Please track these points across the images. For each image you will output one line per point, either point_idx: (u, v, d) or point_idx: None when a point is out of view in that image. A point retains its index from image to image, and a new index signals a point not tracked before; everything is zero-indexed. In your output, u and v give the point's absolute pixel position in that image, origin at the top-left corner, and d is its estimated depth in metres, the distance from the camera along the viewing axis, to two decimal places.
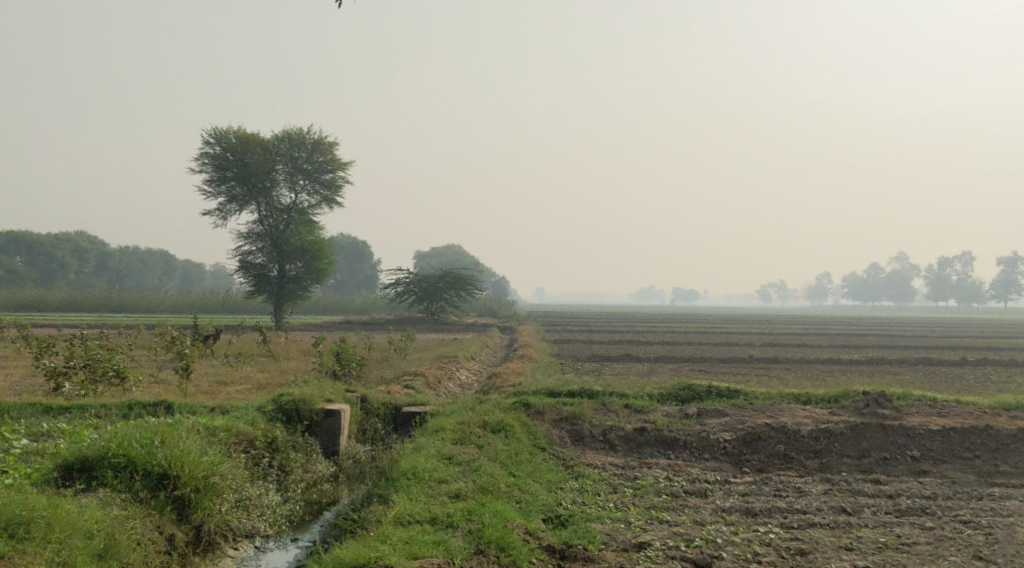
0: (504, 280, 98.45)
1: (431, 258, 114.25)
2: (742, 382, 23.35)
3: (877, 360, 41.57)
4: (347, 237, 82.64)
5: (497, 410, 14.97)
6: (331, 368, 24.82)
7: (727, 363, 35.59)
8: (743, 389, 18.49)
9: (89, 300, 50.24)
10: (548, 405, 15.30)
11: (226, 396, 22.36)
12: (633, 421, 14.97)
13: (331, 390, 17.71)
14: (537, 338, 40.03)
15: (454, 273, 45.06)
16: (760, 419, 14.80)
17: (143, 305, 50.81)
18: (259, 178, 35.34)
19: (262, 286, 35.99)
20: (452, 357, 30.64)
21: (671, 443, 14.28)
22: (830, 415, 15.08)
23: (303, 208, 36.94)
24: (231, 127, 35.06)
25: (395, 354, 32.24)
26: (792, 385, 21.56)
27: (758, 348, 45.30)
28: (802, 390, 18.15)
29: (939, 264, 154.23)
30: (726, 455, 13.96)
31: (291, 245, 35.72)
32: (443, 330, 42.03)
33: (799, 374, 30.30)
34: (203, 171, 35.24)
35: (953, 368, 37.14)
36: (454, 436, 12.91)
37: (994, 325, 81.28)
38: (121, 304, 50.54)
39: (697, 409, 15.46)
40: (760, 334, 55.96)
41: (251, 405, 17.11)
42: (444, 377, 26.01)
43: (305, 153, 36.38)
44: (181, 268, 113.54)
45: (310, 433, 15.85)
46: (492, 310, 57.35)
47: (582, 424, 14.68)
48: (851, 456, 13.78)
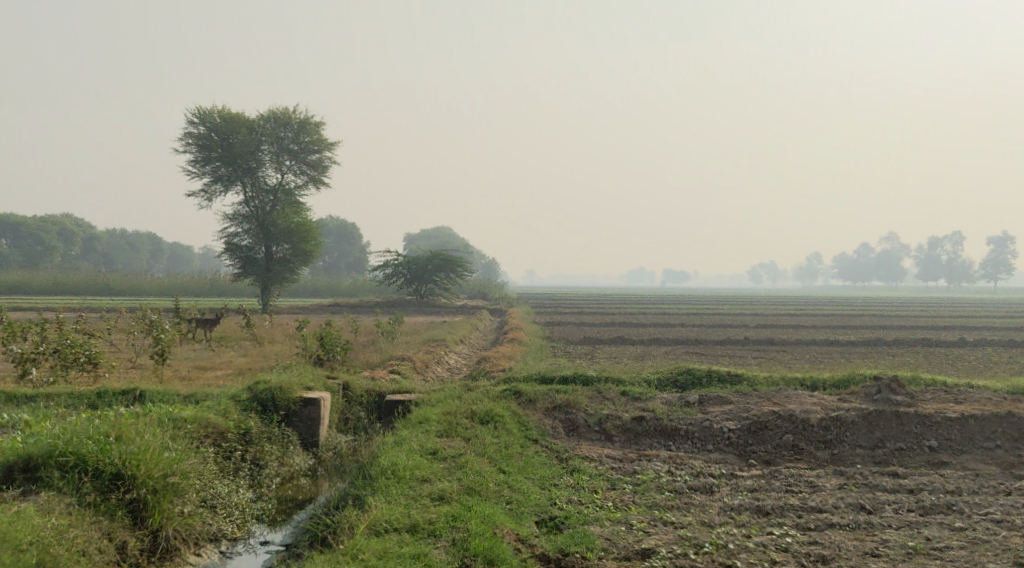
0: (494, 262, 97.53)
1: (421, 240, 113.19)
2: (741, 365, 22.50)
3: (874, 341, 40.84)
4: (336, 219, 81.33)
5: (486, 399, 14.02)
6: (315, 354, 23.88)
7: (723, 346, 34.76)
8: (746, 373, 17.59)
9: (73, 282, 49.05)
10: (541, 393, 14.36)
11: (204, 383, 21.38)
12: (630, 409, 14.05)
13: (312, 377, 16.76)
14: (528, 321, 39.10)
15: (443, 255, 43.99)
16: (766, 406, 13.89)
17: (128, 288, 49.66)
18: (245, 158, 34.24)
19: (249, 269, 34.87)
20: (440, 340, 29.75)
21: (671, 433, 13.37)
22: (840, 402, 14.18)
23: (289, 189, 35.84)
24: (215, 106, 33.89)
25: (382, 337, 31.29)
26: (795, 368, 20.70)
27: (752, 330, 44.56)
28: (809, 375, 17.25)
29: (931, 244, 153.84)
30: (730, 446, 13.07)
31: (278, 226, 34.59)
32: (433, 313, 41.05)
33: (797, 357, 29.47)
34: (187, 151, 34.11)
35: (951, 349, 36.37)
36: (439, 428, 11.96)
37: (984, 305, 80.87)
38: (105, 286, 49.36)
39: (698, 396, 14.55)
40: (754, 315, 55.15)
41: (226, 393, 16.12)
42: (432, 362, 25.08)
43: (291, 132, 35.31)
44: (169, 251, 112.18)
45: (288, 423, 14.90)
46: (483, 292, 56.44)
47: (576, 413, 13.74)
48: (864, 447, 12.90)
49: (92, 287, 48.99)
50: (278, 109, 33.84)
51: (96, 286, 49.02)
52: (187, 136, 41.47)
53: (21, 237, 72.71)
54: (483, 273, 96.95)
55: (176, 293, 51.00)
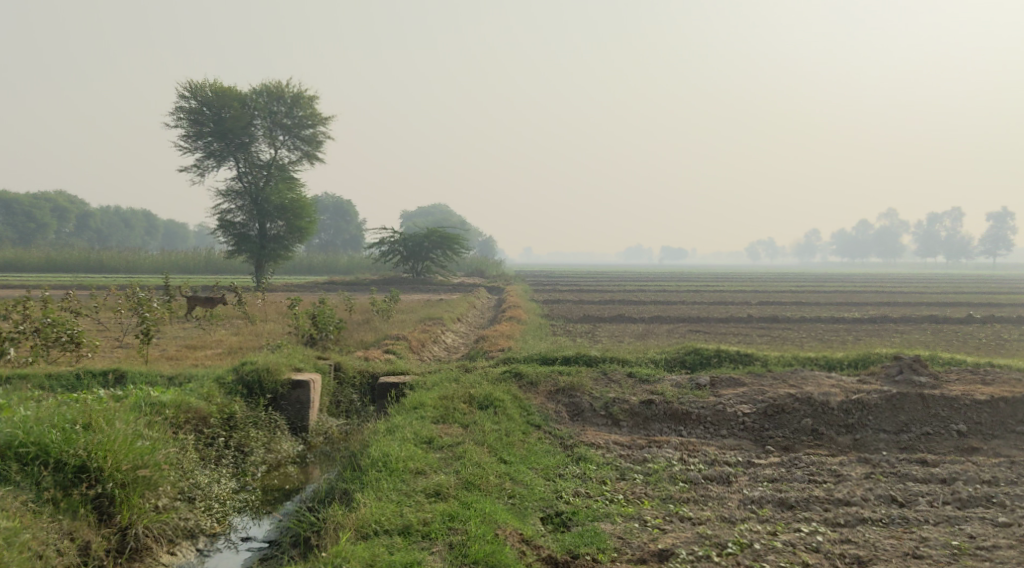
0: (492, 239, 96.71)
1: (417, 217, 112.23)
2: (748, 345, 21.72)
3: (878, 317, 40.11)
4: (331, 197, 80.11)
5: (485, 381, 13.19)
6: (309, 333, 23.04)
7: (726, 323, 34.00)
8: (757, 353, 16.80)
9: (65, 260, 48.00)
10: (543, 375, 13.56)
11: (193, 363, 20.57)
12: (638, 392, 13.25)
13: (301, 357, 15.95)
14: (527, 298, 38.27)
15: (440, 231, 43.02)
16: (782, 389, 13.09)
17: (122, 265, 48.62)
18: (237, 133, 33.20)
19: (242, 245, 33.95)
20: (437, 318, 28.97)
21: (682, 417, 12.58)
22: (861, 385, 13.38)
23: (283, 164, 34.88)
24: (207, 80, 32.84)
25: (377, 316, 30.48)
26: (806, 348, 19.91)
27: (754, 307, 43.79)
28: (823, 355, 16.44)
29: (930, 221, 153.01)
30: (746, 431, 12.29)
31: (271, 202, 33.64)
32: (430, 290, 40.21)
33: (802, 335, 28.76)
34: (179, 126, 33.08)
35: (958, 326, 35.64)
36: (436, 414, 11.15)
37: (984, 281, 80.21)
38: (98, 264, 48.32)
39: (709, 377, 13.75)
40: (754, 292, 54.33)
41: (211, 375, 15.28)
42: (428, 341, 24.27)
43: (284, 107, 34.25)
44: (164, 228, 111.17)
45: (275, 407, 14.07)
46: (481, 269, 55.63)
47: (582, 397, 12.93)
48: (888, 432, 12.12)
49: (86, 263, 47.98)
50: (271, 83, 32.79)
51: (90, 262, 48.01)
52: (178, 110, 40.37)
53: (15, 214, 71.37)
54: (480, 250, 96.02)
55: (171, 269, 50.07)
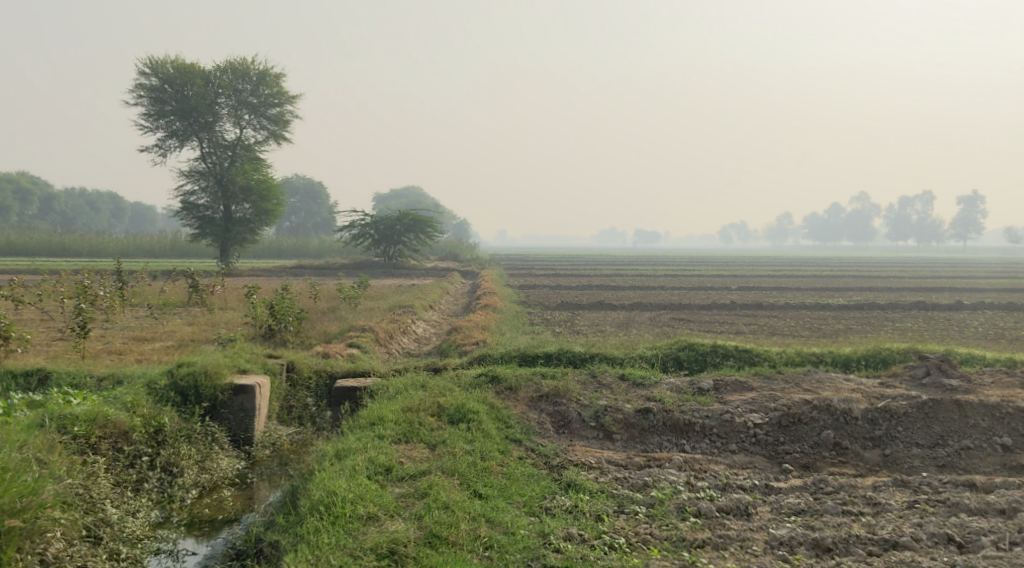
0: (466, 222, 94.68)
1: (390, 200, 109.75)
2: (742, 336, 20.09)
3: (864, 303, 38.69)
4: (303, 178, 77.37)
5: (455, 387, 11.40)
6: (267, 324, 21.12)
7: (710, 310, 32.42)
8: (759, 348, 15.17)
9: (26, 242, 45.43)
10: (523, 379, 11.82)
11: (135, 358, 18.63)
12: (632, 398, 11.53)
13: (248, 356, 14.12)
14: (501, 284, 36.49)
15: (413, 214, 41.07)
16: (797, 395, 11.43)
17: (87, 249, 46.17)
18: (201, 112, 31.02)
19: (206, 228, 31.81)
20: (407, 306, 27.23)
21: (684, 429, 10.88)
22: (885, 389, 11.75)
23: (248, 144, 32.72)
24: (167, 55, 30.62)
25: (343, 304, 28.66)
26: (805, 341, 18.36)
27: (735, 292, 42.24)
28: (834, 351, 14.82)
29: (904, 204, 152.70)
30: (758, 446, 10.63)
31: (236, 184, 31.50)
32: (402, 275, 38.33)
33: (791, 323, 27.27)
34: (139, 105, 30.87)
35: (948, 314, 34.16)
36: (397, 431, 9.41)
37: (957, 265, 79.31)
38: (61, 247, 45.79)
39: (713, 381, 12.05)
40: (734, 277, 52.76)
41: (146, 377, 13.44)
42: (396, 333, 22.44)
43: (249, 85, 32.08)
44: (132, 211, 108.15)
45: (214, 415, 12.22)
46: (454, 253, 53.77)
47: (568, 406, 11.20)
48: (922, 446, 10.49)
49: (48, 246, 45.57)
50: (236, 59, 30.56)
51: (52, 245, 45.63)
52: (137, 89, 38.05)
53: None
54: (454, 234, 94.05)
55: (135, 253, 47.80)
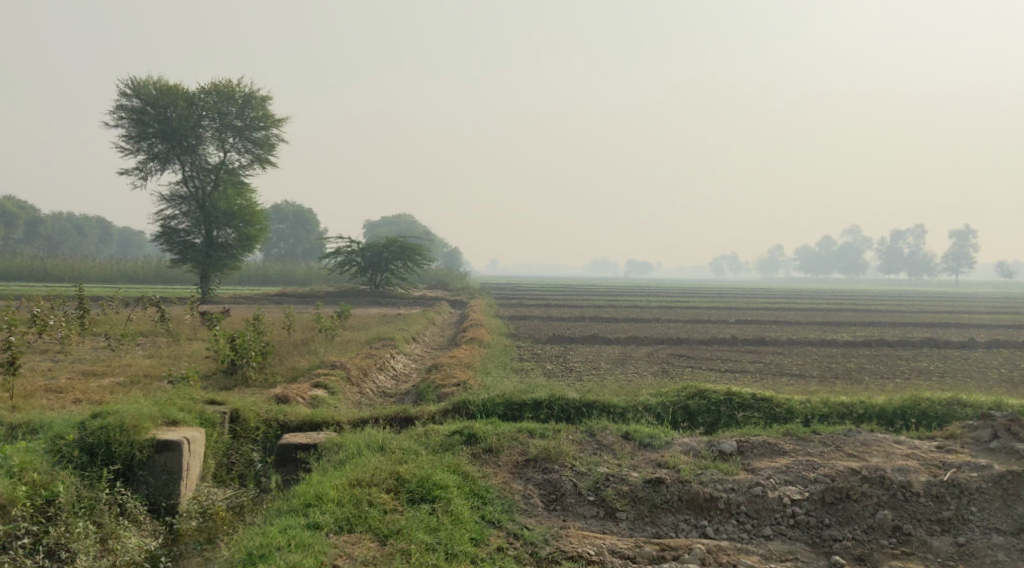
0: (457, 251, 92.58)
1: (381, 227, 107.55)
2: (754, 378, 18.01)
3: (871, 339, 36.68)
4: (291, 204, 75.12)
5: (419, 450, 9.24)
6: (227, 359, 18.79)
7: (711, 345, 30.34)
8: (782, 397, 13.08)
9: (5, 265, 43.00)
10: (505, 439, 9.68)
11: (70, 398, 16.24)
12: (640, 464, 9.40)
13: (184, 403, 11.89)
14: (490, 314, 34.44)
15: (400, 241, 39.06)
16: (842, 462, 9.36)
17: (68, 274, 43.76)
18: (185, 136, 28.80)
19: (186, 254, 29.55)
20: (387, 338, 25.17)
21: (704, 506, 8.76)
22: (946, 455, 9.69)
23: (232, 168, 30.42)
24: (150, 75, 28.47)
25: (319, 336, 26.54)
26: (827, 387, 16.32)
27: (735, 325, 40.22)
28: (871, 402, 12.75)
29: (897, 237, 151.46)
30: (797, 530, 8.60)
31: (218, 209, 29.24)
32: (387, 305, 36.15)
33: (800, 362, 25.20)
34: (120, 127, 28.67)
35: (961, 351, 32.16)
36: (338, 516, 7.72)
37: (949, 298, 77.26)
38: (41, 272, 43.38)
39: (736, 442, 9.89)
40: (731, 309, 50.66)
41: (62, 424, 11.29)
42: (371, 371, 20.24)
43: (235, 107, 29.75)
44: (119, 235, 105.61)
45: (130, 478, 10.04)
46: (444, 283, 51.58)
47: (560, 474, 9.06)
48: (1004, 532, 8.51)
49: (26, 271, 43.08)
50: (221, 79, 28.33)
51: (32, 270, 43.20)
52: (118, 109, 35.75)
53: None
54: (445, 263, 91.97)
55: (115, 279, 45.44)
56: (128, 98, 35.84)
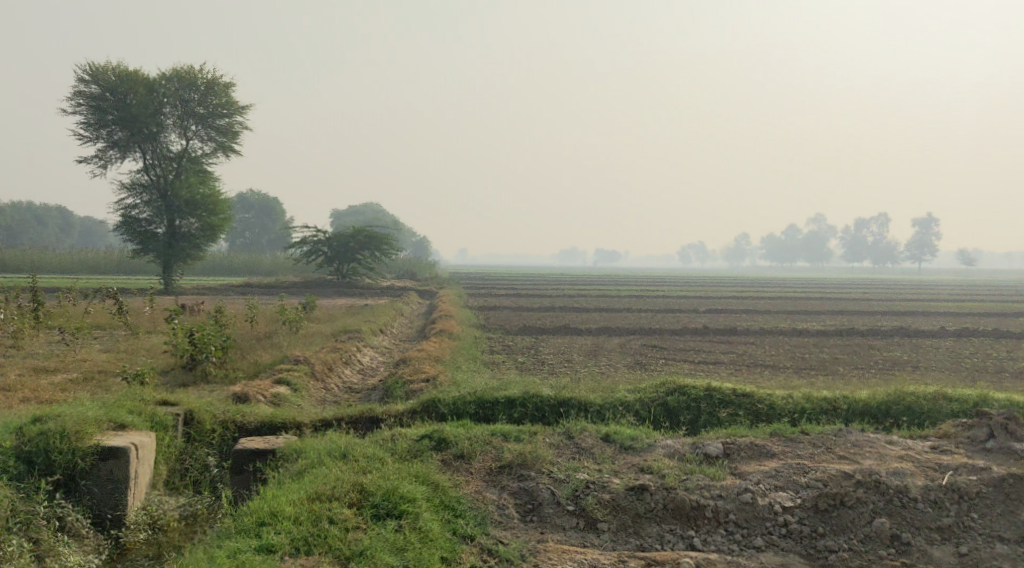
0: (426, 240, 91.64)
1: (348, 216, 106.24)
2: (731, 370, 17.53)
3: (842, 327, 36.53)
4: (256, 194, 73.78)
5: (384, 458, 8.58)
6: (184, 355, 17.91)
7: (683, 335, 29.90)
8: (765, 392, 12.55)
9: None
10: (478, 444, 9.05)
11: (17, 397, 15.31)
12: (621, 469, 8.82)
13: (133, 404, 11.11)
14: (459, 305, 33.77)
15: (367, 230, 38.07)
16: (835, 465, 8.84)
17: (27, 265, 42.44)
18: (146, 123, 27.69)
19: (147, 245, 28.46)
20: (354, 330, 24.41)
21: (691, 515, 8.20)
22: (942, 456, 9.24)
23: (195, 156, 29.17)
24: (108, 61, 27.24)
25: (284, 329, 25.71)
26: (806, 380, 15.88)
27: (706, 314, 39.88)
28: (856, 397, 12.29)
29: (862, 225, 152.62)
30: (789, 541, 8.10)
31: (180, 197, 28.27)
32: (354, 295, 35.35)
33: (774, 353, 24.81)
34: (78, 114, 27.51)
35: (932, 340, 32.04)
36: (295, 538, 7.24)
37: (913, 286, 77.68)
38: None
39: (722, 443, 9.32)
40: (701, 298, 50.36)
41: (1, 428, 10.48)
42: (336, 365, 19.49)
43: (197, 93, 28.48)
44: (80, 226, 103.38)
45: (71, 489, 9.32)
46: (412, 272, 50.76)
47: (537, 482, 8.46)
48: (1007, 541, 8.10)
49: None
50: (183, 65, 27.13)
51: None
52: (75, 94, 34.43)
53: None
54: (414, 252, 91.05)
55: (74, 270, 44.14)
56: (86, 83, 34.49)
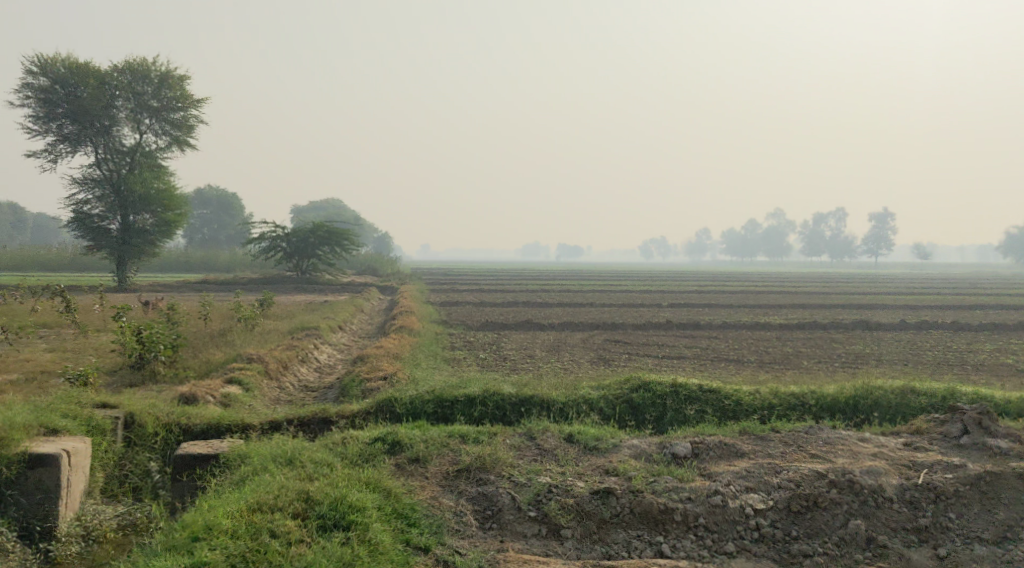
0: (387, 236, 90.75)
1: (308, 212, 104.92)
2: (695, 364, 17.19)
3: (803, 321, 36.49)
4: (216, 190, 72.33)
5: (333, 465, 8.07)
6: (133, 354, 17.05)
7: (646, 330, 29.60)
8: (732, 387, 12.18)
9: None
10: (435, 446, 8.56)
11: None
12: (586, 471, 8.37)
13: (69, 406, 10.47)
14: (420, 300, 33.22)
15: (327, 225, 37.33)
16: (807, 464, 8.48)
17: None
18: (97, 117, 26.67)
19: (100, 242, 27.44)
20: (311, 327, 23.76)
21: (659, 519, 7.79)
22: (916, 454, 8.91)
23: (149, 151, 28.23)
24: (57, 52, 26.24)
25: (238, 325, 24.97)
26: (772, 375, 15.59)
27: (668, 309, 39.68)
28: (823, 391, 11.98)
29: (821, 220, 154.16)
30: (762, 546, 7.73)
31: (134, 193, 27.21)
32: (313, 291, 34.61)
33: (737, 347, 24.57)
34: (26, 107, 26.45)
35: (892, 333, 32.12)
36: (232, 553, 6.80)
37: (869, 280, 78.48)
38: None
39: (690, 443, 8.90)
40: (663, 292, 50.23)
41: None
42: (291, 363, 18.85)
43: (151, 87, 27.55)
44: (33, 223, 101.09)
45: None
46: (372, 268, 50.03)
47: (497, 487, 7.99)
48: (986, 542, 7.79)
49: None
50: (136, 56, 26.16)
51: None
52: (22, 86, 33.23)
53: None
54: (375, 247, 90.15)
55: (23, 267, 42.77)
56: (33, 75, 33.30)
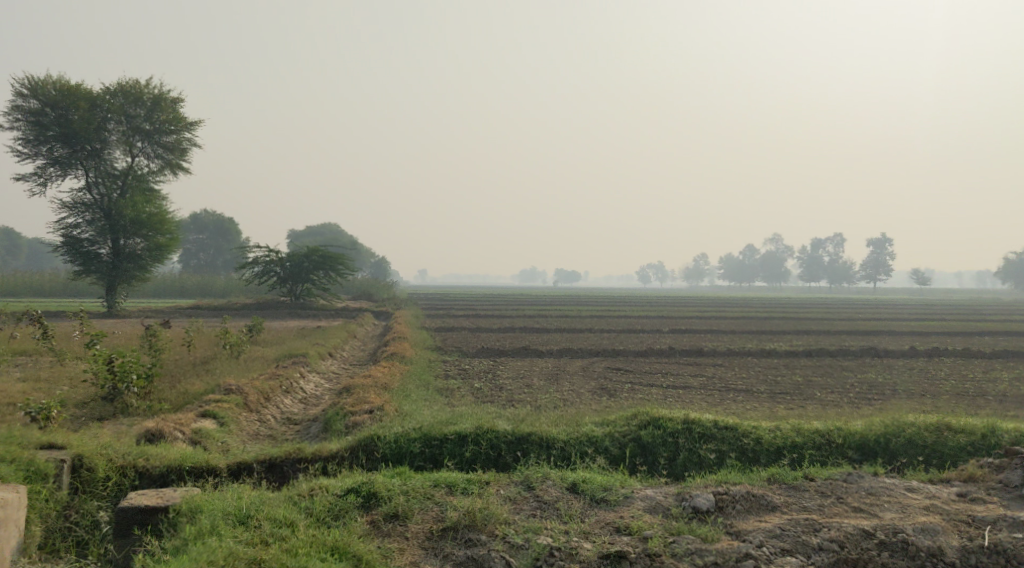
0: (384, 260, 89.57)
1: (304, 237, 103.80)
2: (706, 396, 15.98)
3: (811, 348, 35.29)
4: (212, 214, 71.31)
5: (294, 527, 6.94)
6: (105, 385, 15.73)
7: (649, 357, 28.37)
8: (751, 423, 10.96)
9: None
10: (417, 499, 7.38)
11: None
12: (592, 527, 7.20)
13: (8, 449, 9.23)
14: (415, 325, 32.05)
15: (322, 250, 36.22)
16: (851, 520, 7.30)
17: None
18: (88, 139, 25.44)
19: (89, 267, 26.18)
20: (299, 355, 22.49)
21: None
22: (974, 506, 7.72)
23: (141, 175, 27.05)
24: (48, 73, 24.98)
25: (222, 352, 23.73)
26: (790, 408, 14.38)
27: (670, 335, 38.51)
28: (851, 428, 10.79)
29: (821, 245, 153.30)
30: None
31: (125, 217, 25.87)
32: (305, 317, 33.42)
33: (746, 376, 23.36)
34: (15, 129, 25.20)
35: (904, 361, 30.95)
36: None
37: (869, 306, 77.48)
38: None
39: (714, 493, 7.67)
40: (664, 318, 49.06)
41: None
42: (275, 393, 17.58)
43: (143, 110, 26.44)
44: (26, 246, 99.86)
45: None
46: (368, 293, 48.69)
47: (488, 550, 6.84)
48: None
49: None
50: (129, 78, 25.04)
51: None
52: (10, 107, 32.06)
53: None
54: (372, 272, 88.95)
55: (9, 291, 41.39)
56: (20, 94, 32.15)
